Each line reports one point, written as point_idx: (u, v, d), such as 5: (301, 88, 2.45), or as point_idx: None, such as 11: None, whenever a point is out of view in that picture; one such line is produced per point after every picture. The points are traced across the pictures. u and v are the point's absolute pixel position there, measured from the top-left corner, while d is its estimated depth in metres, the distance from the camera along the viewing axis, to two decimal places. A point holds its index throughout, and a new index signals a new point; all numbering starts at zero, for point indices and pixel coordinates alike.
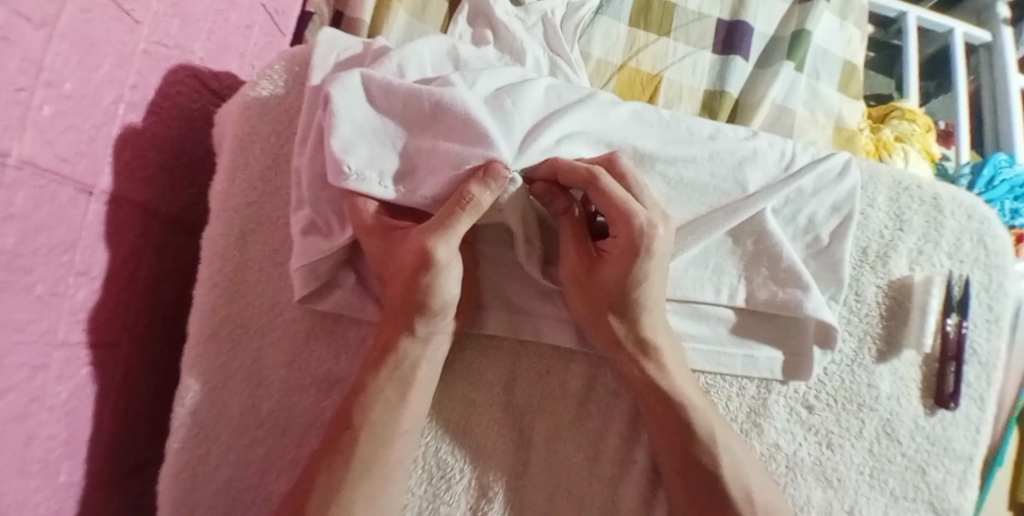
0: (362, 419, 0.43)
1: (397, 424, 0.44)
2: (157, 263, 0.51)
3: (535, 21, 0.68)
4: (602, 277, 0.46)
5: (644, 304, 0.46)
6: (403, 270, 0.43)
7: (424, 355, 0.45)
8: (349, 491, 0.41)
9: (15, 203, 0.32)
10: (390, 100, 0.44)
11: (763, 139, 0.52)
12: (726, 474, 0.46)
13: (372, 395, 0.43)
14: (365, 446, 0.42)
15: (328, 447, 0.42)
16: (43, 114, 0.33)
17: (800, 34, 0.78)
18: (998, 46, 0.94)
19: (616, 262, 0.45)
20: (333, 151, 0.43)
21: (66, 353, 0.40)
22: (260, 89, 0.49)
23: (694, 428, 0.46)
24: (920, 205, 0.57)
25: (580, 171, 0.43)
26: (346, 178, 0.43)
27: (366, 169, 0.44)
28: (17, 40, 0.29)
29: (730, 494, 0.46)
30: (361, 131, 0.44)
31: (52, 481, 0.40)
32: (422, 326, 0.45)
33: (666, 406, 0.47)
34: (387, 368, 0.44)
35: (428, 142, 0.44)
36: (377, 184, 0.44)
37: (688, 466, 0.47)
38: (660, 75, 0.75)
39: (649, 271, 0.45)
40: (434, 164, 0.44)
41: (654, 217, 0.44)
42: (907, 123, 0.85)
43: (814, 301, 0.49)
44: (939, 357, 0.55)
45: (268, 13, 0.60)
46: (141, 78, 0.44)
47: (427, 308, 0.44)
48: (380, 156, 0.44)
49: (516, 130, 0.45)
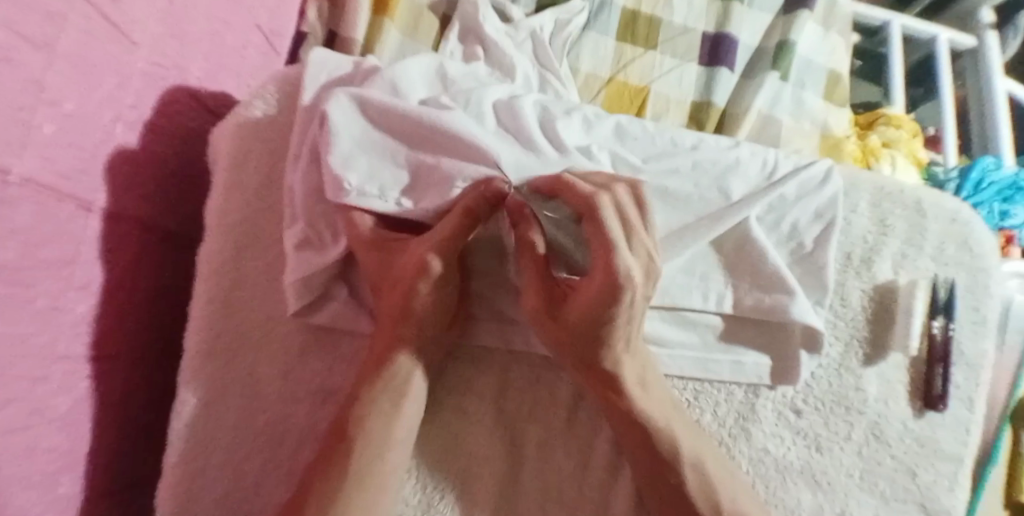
0: (357, 431, 0.44)
1: (392, 433, 0.45)
2: (156, 278, 0.52)
3: (523, 37, 0.71)
4: (565, 328, 0.44)
5: (611, 339, 0.44)
6: (401, 281, 0.45)
7: (416, 367, 0.46)
8: (344, 505, 0.42)
9: (16, 218, 0.32)
10: (390, 118, 0.46)
11: (745, 149, 0.53)
12: (694, 489, 0.47)
13: (365, 407, 0.44)
14: (361, 460, 0.43)
15: (325, 459, 0.43)
16: (44, 133, 0.34)
17: (785, 43, 0.80)
18: (983, 51, 0.95)
19: (582, 302, 0.43)
20: (333, 167, 0.45)
21: (65, 367, 0.40)
22: (254, 108, 0.51)
23: (660, 451, 0.47)
24: (903, 210, 0.58)
25: (584, 196, 0.42)
26: (346, 194, 0.45)
27: (367, 184, 0.45)
28: (18, 62, 0.31)
29: (694, 503, 0.47)
30: (360, 146, 0.46)
31: (52, 493, 0.40)
32: (417, 335, 0.46)
33: (643, 430, 0.47)
34: (382, 379, 0.45)
35: (431, 157, 0.46)
36: (376, 198, 0.46)
37: (662, 482, 0.47)
38: (648, 87, 0.76)
39: (617, 315, 0.43)
40: (434, 180, 0.46)
41: (634, 266, 0.42)
42: (893, 129, 0.86)
43: (799, 306, 0.50)
44: (927, 359, 0.56)
45: (264, 33, 0.62)
46: (139, 97, 0.45)
47: (423, 321, 0.45)
48: (379, 171, 0.46)
49: (517, 143, 0.48)
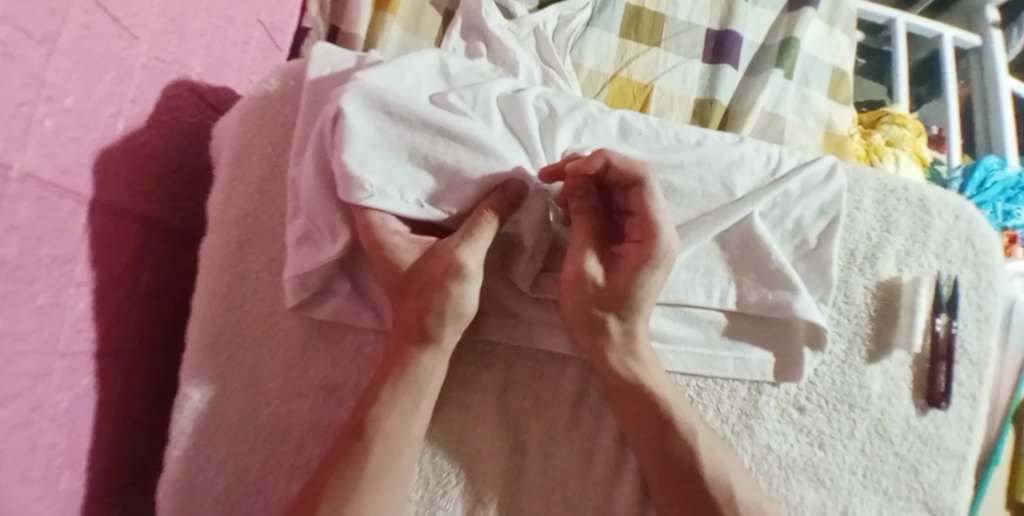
0: (374, 430, 0.42)
1: (407, 432, 0.44)
2: (158, 274, 0.52)
3: (526, 34, 0.70)
4: (593, 303, 0.47)
5: (640, 309, 0.47)
6: (430, 281, 0.44)
7: (437, 366, 0.45)
8: (362, 502, 0.41)
9: (17, 214, 0.32)
10: (403, 119, 0.46)
11: (749, 145, 0.53)
12: (709, 474, 0.46)
13: (386, 407, 0.43)
14: (377, 456, 0.42)
15: (339, 457, 0.42)
16: (44, 128, 0.34)
17: (789, 41, 0.79)
18: (987, 49, 0.95)
19: (628, 269, 0.46)
20: (351, 169, 0.44)
21: (67, 363, 0.40)
22: (256, 103, 0.51)
23: (674, 440, 0.46)
24: (907, 207, 0.57)
25: (634, 169, 0.45)
26: (367, 196, 0.44)
27: (386, 185, 0.45)
28: (19, 57, 0.31)
29: (711, 492, 0.46)
30: (375, 147, 0.45)
31: (53, 489, 0.40)
32: (437, 336, 0.45)
33: (659, 422, 0.47)
34: (402, 379, 0.44)
35: (451, 159, 0.46)
36: (398, 199, 0.46)
37: (670, 472, 0.47)
38: (651, 85, 0.76)
39: (652, 282, 0.46)
40: (455, 180, 0.47)
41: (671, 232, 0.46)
42: (896, 127, 0.85)
43: (802, 304, 0.50)
44: (930, 357, 0.56)
45: (265, 28, 0.62)
46: (140, 93, 0.45)
47: (449, 318, 0.44)
48: (396, 170, 0.46)
49: (529, 149, 0.50)
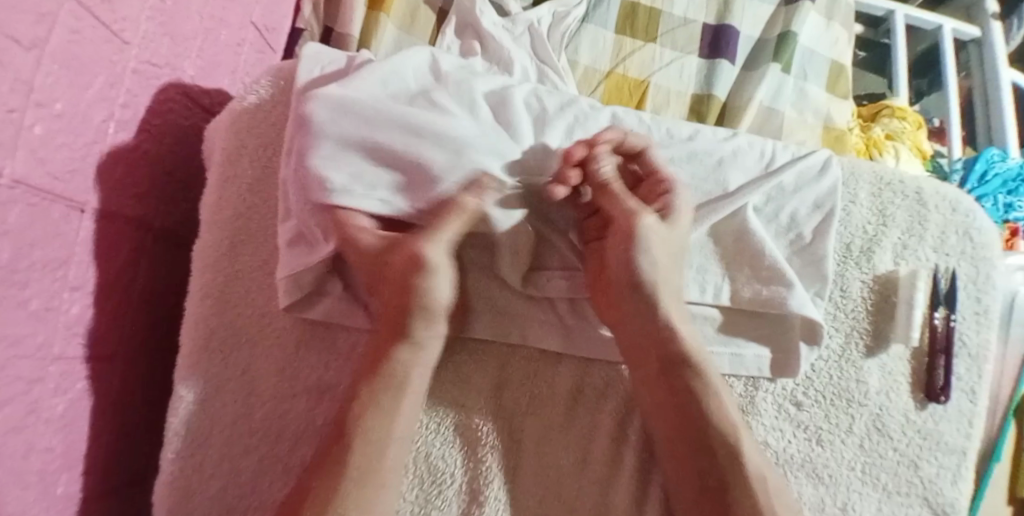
0: (355, 427, 0.43)
1: (394, 431, 0.44)
2: (151, 278, 0.52)
3: (521, 31, 0.70)
4: (646, 249, 0.47)
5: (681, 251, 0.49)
6: (397, 277, 0.44)
7: (418, 362, 0.45)
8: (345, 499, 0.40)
9: (9, 220, 0.32)
10: (379, 114, 0.46)
11: (742, 139, 0.53)
12: (743, 453, 0.46)
13: (366, 403, 0.43)
14: (358, 453, 0.42)
15: (324, 455, 0.42)
16: (34, 134, 0.34)
17: (786, 35, 0.79)
18: (987, 41, 0.94)
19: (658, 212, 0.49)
20: (315, 167, 0.45)
21: (62, 367, 0.41)
22: (247, 104, 0.51)
23: (703, 422, 0.46)
24: (903, 200, 0.57)
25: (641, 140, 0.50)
26: (331, 194, 0.45)
27: (352, 183, 0.46)
28: (8, 64, 0.31)
29: (747, 473, 0.45)
30: (343, 144, 0.46)
31: (51, 492, 0.41)
32: (416, 332, 0.45)
33: (682, 410, 0.47)
34: (381, 377, 0.44)
35: (422, 157, 0.46)
36: (364, 197, 0.46)
37: (700, 454, 0.46)
38: (647, 80, 0.75)
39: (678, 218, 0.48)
40: (422, 177, 0.47)
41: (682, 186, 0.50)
42: (896, 121, 0.85)
43: (798, 298, 0.50)
44: (928, 351, 0.56)
45: (258, 29, 0.62)
46: (131, 97, 0.45)
47: (416, 311, 0.44)
48: (367, 168, 0.46)
49: (517, 148, 0.49)
